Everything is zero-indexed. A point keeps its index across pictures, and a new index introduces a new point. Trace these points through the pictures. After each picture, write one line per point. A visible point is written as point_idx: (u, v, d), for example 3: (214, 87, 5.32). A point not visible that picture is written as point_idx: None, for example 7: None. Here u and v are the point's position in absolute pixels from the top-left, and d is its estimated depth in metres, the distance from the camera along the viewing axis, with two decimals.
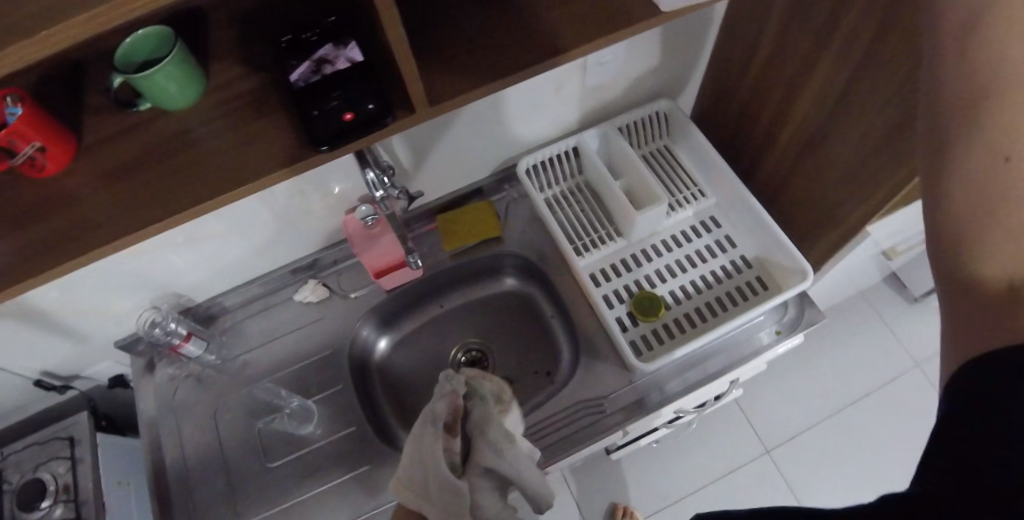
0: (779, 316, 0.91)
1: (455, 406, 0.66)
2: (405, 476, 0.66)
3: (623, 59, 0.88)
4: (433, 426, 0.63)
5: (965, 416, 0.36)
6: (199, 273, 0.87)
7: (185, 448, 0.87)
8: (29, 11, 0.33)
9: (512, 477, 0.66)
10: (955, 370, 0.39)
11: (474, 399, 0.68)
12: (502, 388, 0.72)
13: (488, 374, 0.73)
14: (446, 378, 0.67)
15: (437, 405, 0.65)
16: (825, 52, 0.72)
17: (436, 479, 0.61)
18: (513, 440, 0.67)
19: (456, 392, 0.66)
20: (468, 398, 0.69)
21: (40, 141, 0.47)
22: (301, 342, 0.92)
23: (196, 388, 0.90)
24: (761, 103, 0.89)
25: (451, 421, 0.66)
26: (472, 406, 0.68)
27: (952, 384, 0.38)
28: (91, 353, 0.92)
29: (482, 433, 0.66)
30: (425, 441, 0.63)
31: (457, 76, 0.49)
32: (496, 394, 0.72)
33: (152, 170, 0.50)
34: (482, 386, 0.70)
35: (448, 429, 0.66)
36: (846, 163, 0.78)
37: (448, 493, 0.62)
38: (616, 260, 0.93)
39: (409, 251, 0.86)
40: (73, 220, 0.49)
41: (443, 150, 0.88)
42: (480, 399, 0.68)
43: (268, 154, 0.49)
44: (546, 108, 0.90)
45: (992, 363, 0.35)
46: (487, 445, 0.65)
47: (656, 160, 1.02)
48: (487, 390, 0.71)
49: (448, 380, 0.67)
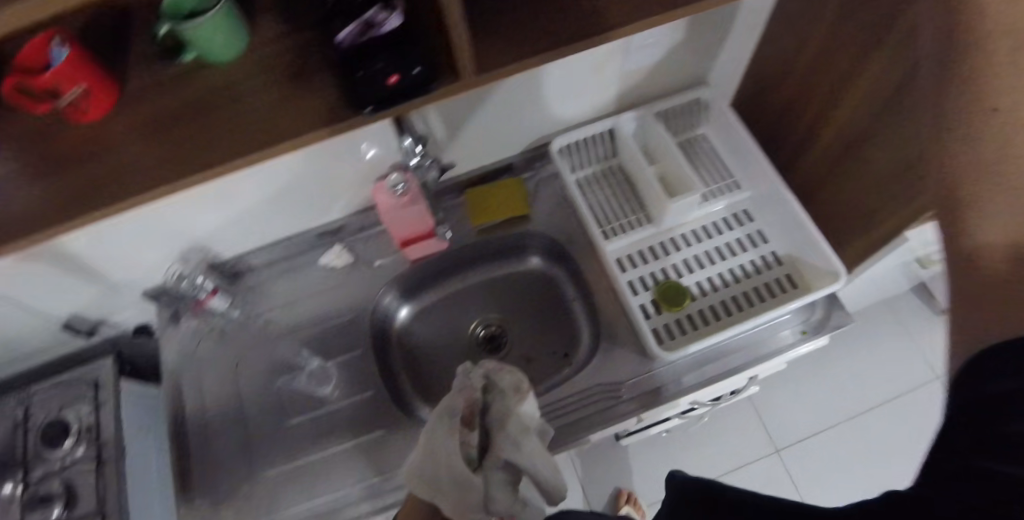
0: (805, 316, 0.90)
1: (473, 401, 0.67)
2: (418, 465, 0.62)
3: (668, 42, 0.85)
4: (449, 421, 0.64)
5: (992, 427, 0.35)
6: (227, 230, 0.88)
7: (205, 400, 0.88)
8: None
9: (527, 469, 0.65)
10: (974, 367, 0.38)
11: (494, 393, 0.69)
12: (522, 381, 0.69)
13: (505, 366, 0.70)
14: (464, 372, 0.70)
15: (454, 401, 0.65)
16: (875, 53, 0.69)
17: (447, 468, 0.60)
18: (530, 433, 0.67)
19: (472, 387, 0.67)
20: (487, 392, 0.70)
21: (86, 84, 0.47)
22: (323, 306, 0.93)
23: (218, 343, 0.92)
24: (806, 98, 0.86)
25: (468, 415, 0.66)
26: (491, 400, 0.69)
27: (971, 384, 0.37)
28: (118, 300, 0.94)
29: (501, 426, 0.67)
30: (437, 435, 0.63)
31: (506, 45, 0.48)
32: (516, 385, 0.69)
33: (192, 123, 0.50)
34: (501, 377, 0.69)
35: (465, 422, 0.66)
36: (890, 168, 0.76)
37: (457, 485, 0.60)
38: (644, 247, 0.92)
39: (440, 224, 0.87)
40: (117, 166, 0.49)
41: (477, 124, 0.87)
42: (500, 393, 0.69)
43: (310, 113, 0.48)
44: (584, 87, 0.88)
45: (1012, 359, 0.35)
46: (505, 437, 0.66)
47: (692, 148, 0.99)
48: (504, 382, 0.68)
49: (467, 375, 0.70)
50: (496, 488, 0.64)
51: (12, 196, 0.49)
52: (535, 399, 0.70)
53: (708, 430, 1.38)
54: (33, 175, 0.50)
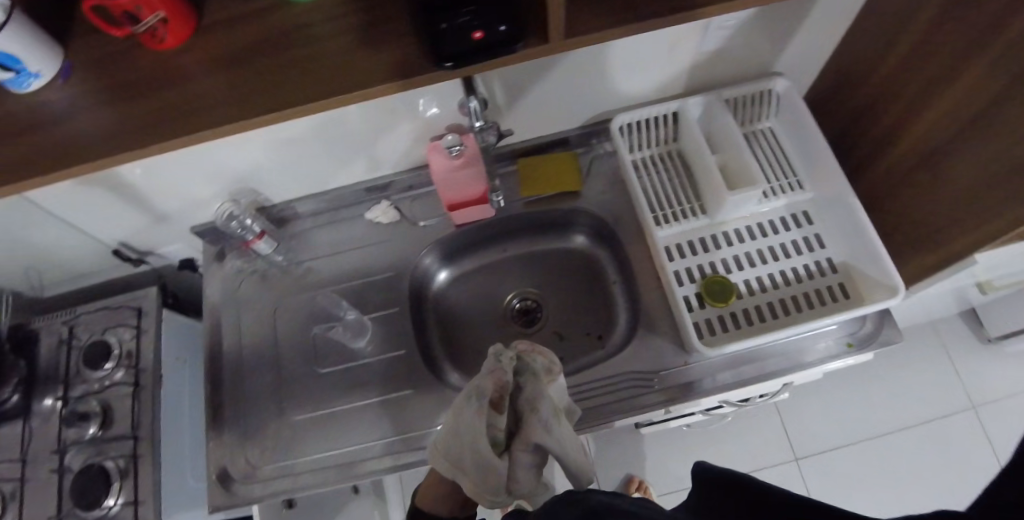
0: (853, 329, 0.86)
1: (503, 384, 0.64)
2: (443, 441, 0.65)
3: (750, 26, 0.81)
4: (478, 402, 0.63)
5: None
6: (280, 175, 0.88)
7: (242, 338, 0.90)
8: None
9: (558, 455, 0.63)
10: None
11: (526, 375, 0.66)
12: (553, 364, 0.68)
13: (538, 347, 0.69)
14: (494, 354, 0.66)
15: (484, 383, 0.63)
16: (980, 57, 0.65)
17: (473, 453, 0.62)
18: (559, 417, 0.66)
19: (504, 369, 0.65)
20: (519, 375, 0.67)
21: (165, 14, 0.47)
22: (363, 261, 0.93)
23: (259, 285, 0.93)
24: (889, 99, 0.82)
25: (497, 399, 0.64)
26: (523, 383, 0.66)
27: None
28: (167, 233, 0.95)
29: (532, 408, 0.64)
30: (466, 414, 0.63)
31: (597, 11, 0.45)
32: (546, 367, 0.68)
33: (267, 60, 0.49)
34: (534, 360, 0.67)
35: (493, 405, 0.65)
36: (973, 184, 0.71)
37: (483, 468, 0.62)
38: (694, 237, 0.89)
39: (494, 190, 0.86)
40: (190, 97, 0.49)
41: (539, 93, 0.84)
42: (532, 375, 0.66)
43: (386, 63, 0.47)
44: (655, 65, 0.85)
45: None
46: (537, 420, 0.63)
47: (757, 142, 0.95)
48: (537, 365, 0.67)
49: (497, 356, 0.66)
50: (520, 470, 0.63)
51: (86, 118, 0.50)
52: (563, 382, 0.69)
53: (728, 429, 1.36)
54: (109, 99, 0.50)
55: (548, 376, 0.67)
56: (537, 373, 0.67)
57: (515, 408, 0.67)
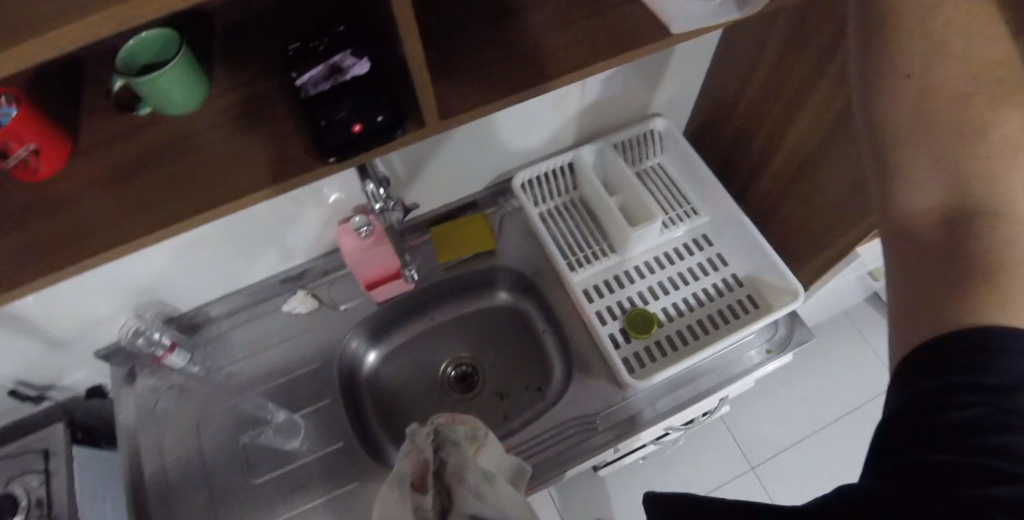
0: (769, 335, 0.92)
1: (422, 463, 0.65)
2: None
3: (623, 78, 0.88)
4: (400, 487, 0.64)
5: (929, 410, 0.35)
6: (189, 281, 0.86)
7: (165, 460, 0.84)
8: (47, 8, 0.31)
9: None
10: (913, 348, 0.37)
11: (448, 446, 0.67)
12: (480, 432, 0.69)
13: (458, 415, 0.69)
14: (409, 435, 0.68)
15: (404, 466, 0.65)
16: (821, 80, 0.74)
17: None
18: (493, 481, 0.66)
19: (421, 448, 0.66)
20: (441, 447, 0.67)
21: (36, 143, 0.46)
22: (288, 355, 0.90)
23: (178, 400, 0.88)
24: (755, 125, 0.91)
25: (420, 479, 0.64)
26: (445, 456, 0.67)
27: (909, 362, 0.37)
28: (68, 362, 0.89)
29: (459, 478, 0.65)
30: (391, 501, 0.64)
31: (469, 89, 0.49)
32: (471, 434, 0.68)
33: (151, 176, 0.49)
34: (454, 429, 0.67)
35: (416, 487, 0.64)
36: (837, 190, 0.80)
37: None
38: (609, 276, 0.93)
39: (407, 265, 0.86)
40: (71, 223, 0.47)
41: (439, 164, 0.87)
42: (454, 444, 0.67)
43: (274, 163, 0.48)
44: (544, 122, 0.91)
45: (959, 341, 0.35)
46: (467, 491, 0.64)
47: (650, 178, 1.03)
48: (460, 433, 0.67)
49: (413, 435, 0.68)
50: None
51: None
52: (490, 446, 0.69)
53: (683, 453, 1.39)
54: None
55: (476, 441, 0.68)
56: (460, 442, 0.67)
57: (443, 484, 0.67)
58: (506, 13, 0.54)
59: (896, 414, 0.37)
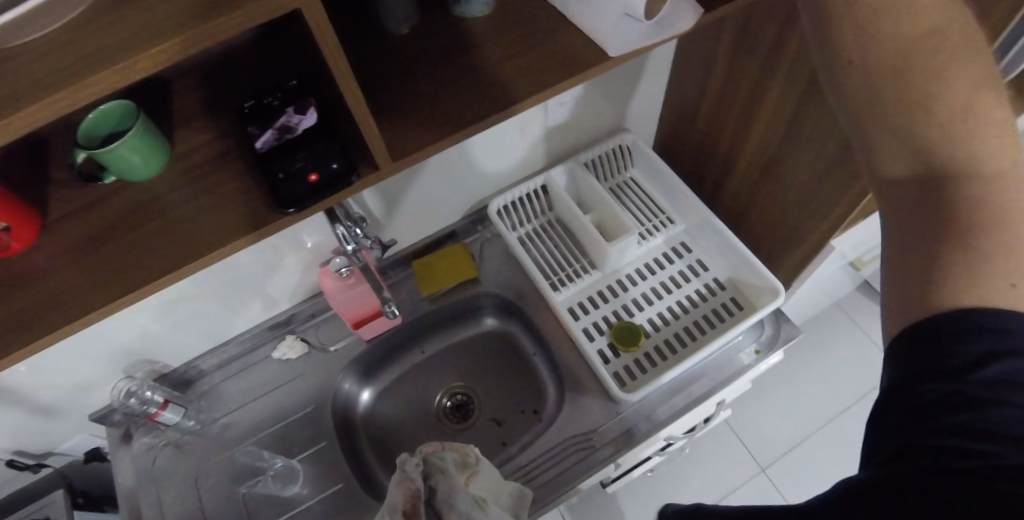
0: (757, 335, 0.93)
1: (413, 491, 0.65)
2: None
3: (585, 98, 0.91)
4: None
5: (925, 402, 0.38)
6: (177, 337, 0.87)
7: (166, 516, 0.84)
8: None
9: None
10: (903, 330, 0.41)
11: (437, 474, 0.67)
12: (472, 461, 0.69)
13: (448, 442, 0.69)
14: (398, 466, 0.67)
15: (394, 498, 0.65)
16: (773, 81, 0.76)
17: None
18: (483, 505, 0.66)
19: (412, 478, 0.66)
20: (430, 476, 0.68)
21: (5, 221, 0.47)
22: (282, 400, 0.91)
23: (175, 456, 0.88)
24: (718, 131, 0.93)
25: (412, 508, 0.64)
26: (435, 484, 0.67)
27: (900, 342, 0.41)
28: (63, 428, 0.90)
29: (450, 506, 0.66)
30: None
31: (420, 130, 0.51)
32: (461, 461, 0.69)
33: (118, 242, 0.50)
34: (443, 457, 0.67)
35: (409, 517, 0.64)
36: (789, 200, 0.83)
37: None
38: (593, 291, 0.94)
39: (386, 301, 0.85)
40: (40, 296, 0.48)
41: (414, 199, 0.89)
42: (443, 473, 0.67)
43: (238, 218, 0.49)
44: (513, 148, 0.92)
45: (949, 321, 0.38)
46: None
47: (624, 192, 1.04)
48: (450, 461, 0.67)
49: (404, 465, 0.67)
50: None
51: None
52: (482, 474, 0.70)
53: (691, 462, 1.37)
54: None
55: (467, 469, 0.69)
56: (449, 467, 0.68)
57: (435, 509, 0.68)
58: (452, 53, 0.56)
59: (893, 390, 0.40)
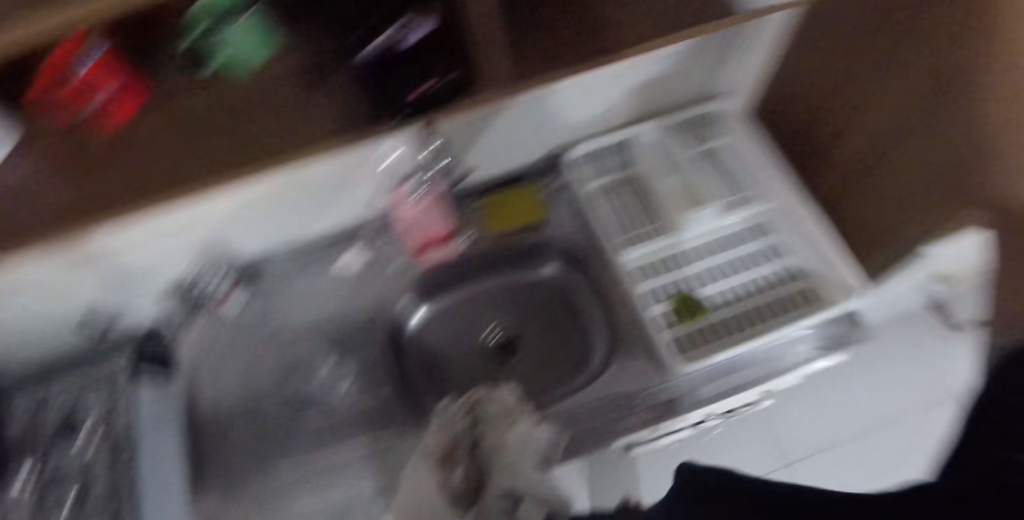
0: (822, 331, 0.89)
1: (451, 436, 0.72)
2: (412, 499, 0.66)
3: (690, 53, 0.85)
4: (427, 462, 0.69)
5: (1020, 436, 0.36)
6: (247, 231, 0.88)
7: (220, 395, 0.90)
8: None
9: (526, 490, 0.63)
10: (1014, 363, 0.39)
11: (481, 422, 0.72)
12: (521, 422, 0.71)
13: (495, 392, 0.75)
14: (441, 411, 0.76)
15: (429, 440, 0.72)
16: (909, 66, 0.69)
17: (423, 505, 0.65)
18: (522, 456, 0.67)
19: (454, 424, 0.73)
20: (476, 425, 0.73)
21: (118, 86, 0.45)
22: (337, 307, 0.95)
23: (233, 341, 0.93)
24: (829, 111, 0.86)
25: (448, 451, 0.70)
26: (479, 431, 0.71)
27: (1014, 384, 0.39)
28: (134, 297, 0.94)
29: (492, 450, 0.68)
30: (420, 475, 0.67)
31: (530, 60, 0.50)
32: (505, 412, 0.73)
33: (215, 119, 0.49)
34: (488, 406, 0.74)
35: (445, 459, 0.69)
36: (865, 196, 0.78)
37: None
38: (663, 256, 0.91)
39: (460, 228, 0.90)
40: (136, 163, 0.48)
41: (497, 133, 0.86)
42: (487, 420, 0.72)
43: (346, 120, 0.49)
44: (606, 95, 0.88)
45: None
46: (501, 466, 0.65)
47: (712, 158, 0.99)
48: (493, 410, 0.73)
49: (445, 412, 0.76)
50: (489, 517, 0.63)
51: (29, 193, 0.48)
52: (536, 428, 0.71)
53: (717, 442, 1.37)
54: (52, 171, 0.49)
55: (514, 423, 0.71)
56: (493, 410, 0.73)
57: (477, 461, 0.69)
58: None
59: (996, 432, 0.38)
